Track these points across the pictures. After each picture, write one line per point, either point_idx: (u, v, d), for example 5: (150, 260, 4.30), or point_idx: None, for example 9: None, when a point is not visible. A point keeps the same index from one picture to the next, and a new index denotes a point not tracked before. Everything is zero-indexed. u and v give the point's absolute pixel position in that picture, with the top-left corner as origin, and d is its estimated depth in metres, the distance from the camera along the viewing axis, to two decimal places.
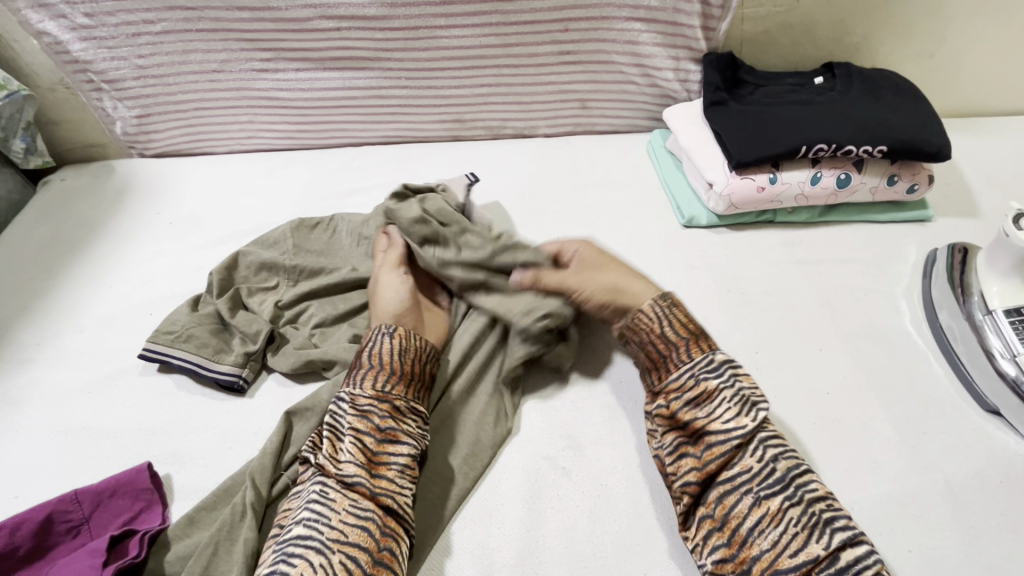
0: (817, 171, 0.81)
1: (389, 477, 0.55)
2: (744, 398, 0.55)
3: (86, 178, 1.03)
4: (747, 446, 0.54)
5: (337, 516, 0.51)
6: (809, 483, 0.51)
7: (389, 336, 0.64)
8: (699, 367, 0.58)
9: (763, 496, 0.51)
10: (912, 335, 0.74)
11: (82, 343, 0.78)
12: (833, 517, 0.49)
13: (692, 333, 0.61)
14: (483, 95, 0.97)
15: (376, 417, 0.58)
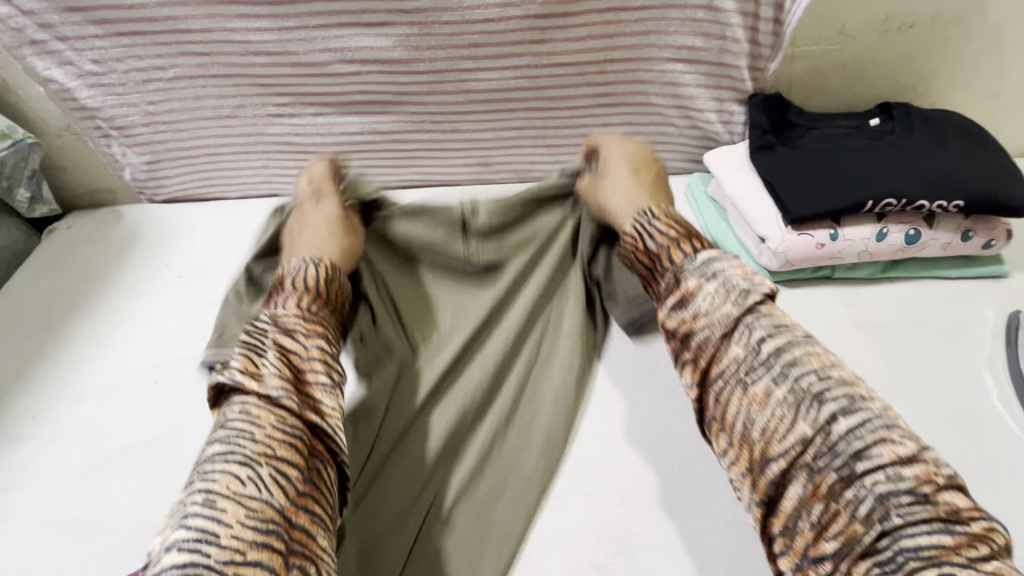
0: (883, 226, 0.74)
1: (316, 396, 0.52)
2: (732, 286, 0.52)
3: (92, 227, 0.98)
4: (737, 333, 0.51)
5: (260, 431, 0.46)
6: (800, 358, 0.48)
7: (312, 266, 0.64)
8: (682, 268, 0.56)
9: (752, 385, 0.48)
10: (1003, 414, 0.66)
11: (81, 416, 0.72)
12: (825, 389, 0.45)
13: (684, 236, 0.60)
14: (512, 138, 0.91)
15: (301, 336, 0.55)
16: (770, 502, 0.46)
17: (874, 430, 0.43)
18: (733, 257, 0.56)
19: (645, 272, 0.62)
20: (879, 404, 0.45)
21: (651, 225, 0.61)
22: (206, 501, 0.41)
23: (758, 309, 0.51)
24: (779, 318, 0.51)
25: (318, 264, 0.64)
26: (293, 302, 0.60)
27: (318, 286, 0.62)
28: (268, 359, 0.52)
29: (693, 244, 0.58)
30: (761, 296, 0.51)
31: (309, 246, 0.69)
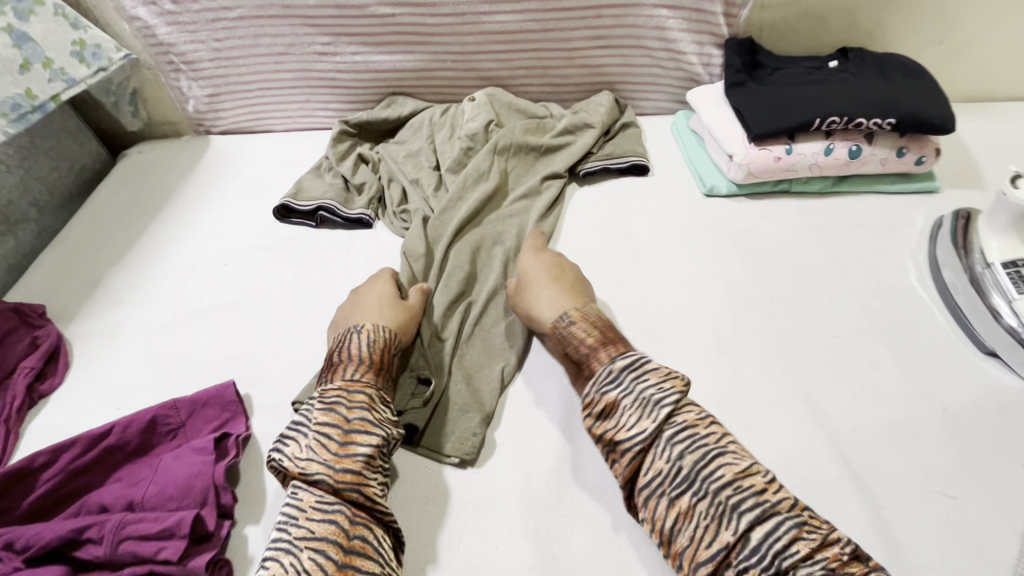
0: (830, 143, 0.88)
1: (353, 470, 0.57)
2: (647, 400, 0.58)
3: (159, 151, 1.15)
4: (655, 449, 0.56)
5: (303, 515, 0.54)
6: (714, 472, 0.53)
7: (357, 333, 0.69)
8: (600, 380, 0.62)
9: (675, 497, 0.54)
10: (917, 290, 0.81)
11: (166, 287, 0.88)
12: (739, 500, 0.51)
13: (608, 338, 0.67)
14: (521, 77, 1.06)
15: (342, 408, 0.61)
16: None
17: (723, 457, 0.55)
18: (649, 364, 0.61)
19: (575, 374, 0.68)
20: (787, 504, 0.52)
21: (569, 328, 0.68)
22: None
23: (676, 419, 0.57)
24: (693, 423, 0.57)
25: (365, 332, 0.69)
26: (338, 371, 0.65)
27: (364, 346, 0.67)
28: (308, 441, 0.59)
29: (617, 349, 0.66)
30: (672, 407, 0.56)
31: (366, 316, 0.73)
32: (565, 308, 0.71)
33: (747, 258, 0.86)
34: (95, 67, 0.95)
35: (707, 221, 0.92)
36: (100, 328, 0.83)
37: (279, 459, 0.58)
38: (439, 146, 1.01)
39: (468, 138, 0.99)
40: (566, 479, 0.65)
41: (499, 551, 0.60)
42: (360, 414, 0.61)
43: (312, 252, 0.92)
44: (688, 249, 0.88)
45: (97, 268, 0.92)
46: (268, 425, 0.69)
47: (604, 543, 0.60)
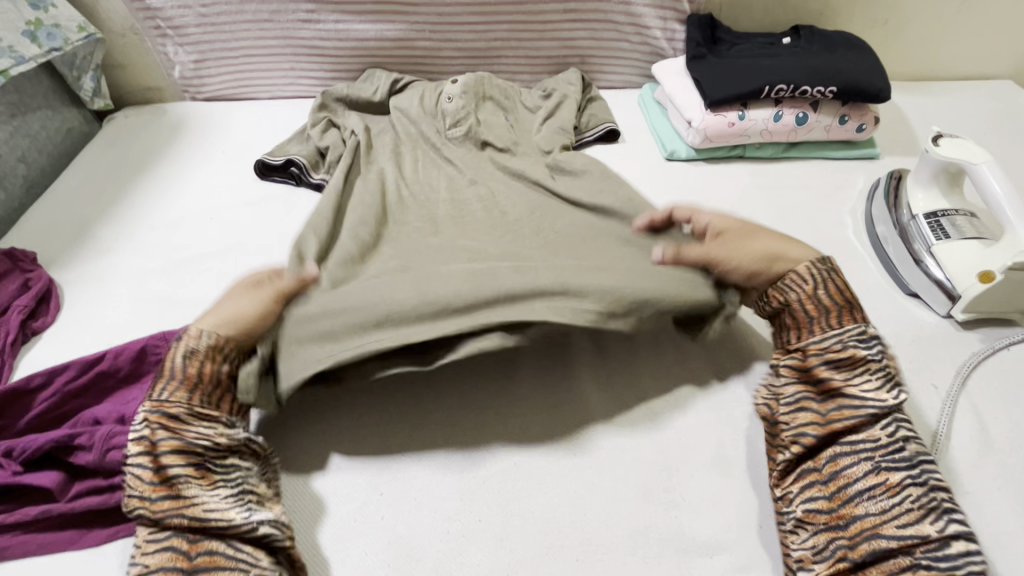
0: (779, 110, 0.96)
1: (173, 494, 0.54)
2: (886, 374, 0.61)
3: (146, 116, 1.18)
4: (881, 421, 0.59)
5: (138, 551, 0.52)
6: (937, 466, 0.56)
7: (201, 339, 0.62)
8: (848, 335, 0.63)
9: (888, 469, 0.56)
10: (852, 242, 0.88)
11: (155, 238, 0.92)
12: (953, 508, 0.53)
13: (841, 306, 0.66)
14: (496, 48, 1.12)
15: (147, 435, 0.57)
16: (861, 563, 0.53)
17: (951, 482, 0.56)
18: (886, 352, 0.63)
19: (787, 328, 0.68)
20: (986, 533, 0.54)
21: (817, 288, 0.66)
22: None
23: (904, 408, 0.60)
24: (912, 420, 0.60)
25: (187, 338, 0.62)
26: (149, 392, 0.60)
27: (178, 361, 0.61)
28: (125, 477, 0.55)
29: (850, 315, 0.65)
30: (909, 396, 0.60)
31: (206, 314, 0.67)
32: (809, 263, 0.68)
33: None
34: (48, 46, 0.97)
35: (666, 182, 0.99)
36: (91, 274, 0.87)
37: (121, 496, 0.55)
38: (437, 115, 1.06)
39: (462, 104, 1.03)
40: (527, 399, 0.70)
41: (464, 461, 0.65)
42: (163, 435, 0.57)
43: (296, 207, 0.97)
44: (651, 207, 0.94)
45: (86, 221, 0.96)
46: None
47: (562, 454, 0.66)
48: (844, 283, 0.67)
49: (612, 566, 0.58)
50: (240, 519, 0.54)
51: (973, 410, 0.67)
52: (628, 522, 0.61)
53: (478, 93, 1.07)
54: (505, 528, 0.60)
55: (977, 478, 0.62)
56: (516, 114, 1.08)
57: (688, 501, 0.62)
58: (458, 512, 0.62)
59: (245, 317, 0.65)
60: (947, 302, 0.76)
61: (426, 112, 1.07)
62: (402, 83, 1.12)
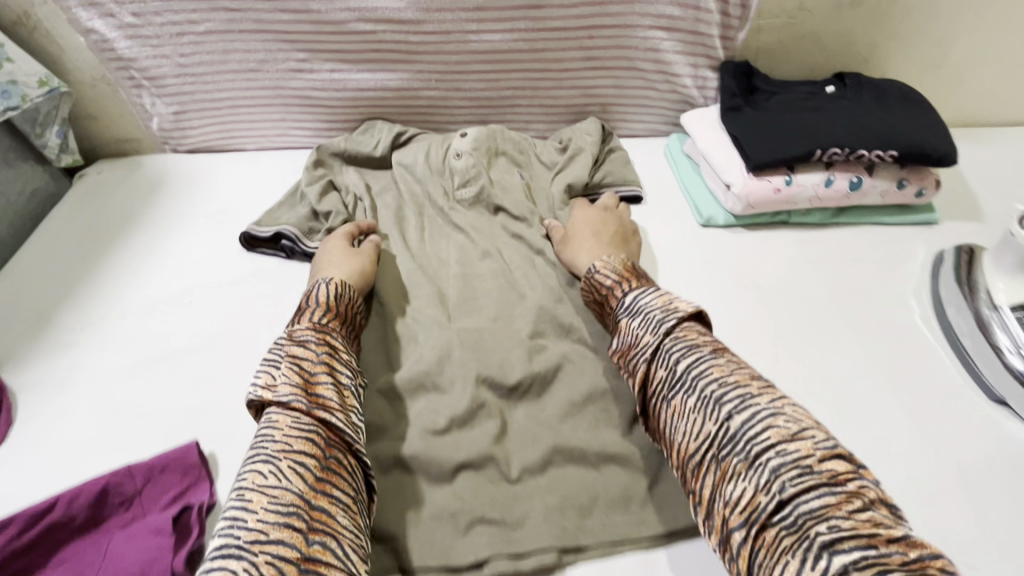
0: (830, 174, 0.85)
1: (325, 395, 0.59)
2: (661, 314, 0.62)
3: (121, 171, 1.07)
4: (658, 355, 0.60)
5: (280, 431, 0.54)
6: (704, 371, 0.56)
7: (326, 284, 0.71)
8: (645, 346, 0.61)
9: (675, 399, 0.57)
10: (921, 329, 0.78)
11: (125, 328, 0.81)
12: (723, 393, 0.54)
13: (628, 275, 0.72)
14: (508, 97, 1.01)
15: (313, 344, 0.63)
16: (699, 492, 0.52)
17: (765, 420, 0.50)
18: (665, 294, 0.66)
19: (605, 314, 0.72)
20: (767, 398, 0.53)
21: (594, 275, 0.73)
22: (239, 496, 0.49)
23: (674, 333, 0.61)
24: (692, 337, 0.60)
25: (334, 284, 0.72)
26: (305, 316, 0.68)
27: (330, 295, 0.70)
28: (282, 369, 0.60)
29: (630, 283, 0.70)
30: (677, 319, 0.61)
31: (331, 270, 0.77)
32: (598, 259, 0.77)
33: (748, 294, 0.82)
34: (4, 105, 0.86)
35: (703, 253, 0.88)
36: (50, 375, 0.75)
37: (256, 390, 0.59)
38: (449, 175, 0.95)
39: (473, 165, 0.93)
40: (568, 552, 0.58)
41: None
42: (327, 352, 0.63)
43: (287, 286, 0.85)
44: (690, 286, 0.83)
45: (48, 305, 0.84)
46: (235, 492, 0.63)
47: None
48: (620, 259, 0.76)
49: None
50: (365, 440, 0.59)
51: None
52: None
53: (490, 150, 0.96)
54: None
55: None
56: (531, 171, 0.98)
57: None
58: None
59: (366, 271, 0.79)
60: None
61: (433, 169, 0.96)
62: (404, 136, 1.02)
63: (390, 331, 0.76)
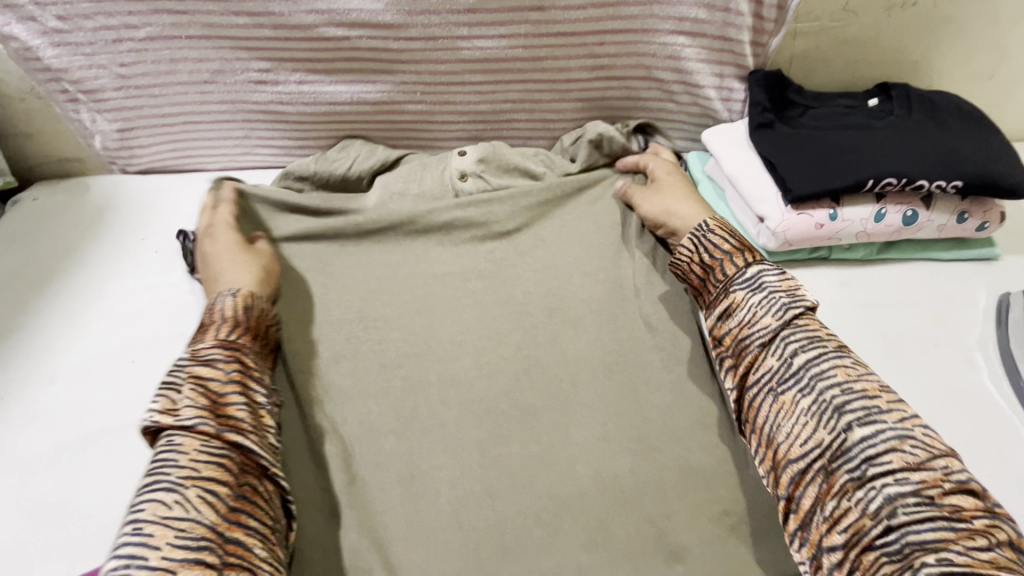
0: (881, 207, 0.73)
1: (237, 415, 0.52)
2: (774, 300, 0.59)
3: (60, 197, 0.93)
4: (772, 347, 0.57)
5: (186, 457, 0.47)
6: (827, 370, 0.53)
7: (231, 296, 0.63)
8: (756, 321, 0.59)
9: (783, 394, 0.54)
10: (991, 393, 0.67)
11: (55, 396, 0.68)
12: (846, 400, 0.50)
13: (744, 244, 0.66)
14: (506, 111, 0.88)
15: (222, 363, 0.55)
16: (792, 498, 0.51)
17: (887, 439, 0.47)
18: (776, 272, 0.62)
19: (698, 280, 0.68)
20: (897, 414, 0.49)
21: (708, 236, 0.67)
22: (135, 530, 0.43)
23: (798, 321, 0.57)
24: (817, 331, 0.56)
25: (243, 296, 0.63)
26: (209, 333, 0.59)
27: (238, 310, 0.62)
28: (184, 390, 0.52)
29: (751, 254, 0.65)
30: (801, 308, 0.57)
31: (233, 280, 0.67)
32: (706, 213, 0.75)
33: None
34: None
35: None
36: None
37: (149, 411, 0.50)
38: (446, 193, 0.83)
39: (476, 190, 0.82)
40: None
41: None
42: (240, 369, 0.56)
43: None
44: None
45: None
46: None
47: None
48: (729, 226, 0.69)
49: None
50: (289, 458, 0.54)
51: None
52: None
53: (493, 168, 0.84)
54: None
55: None
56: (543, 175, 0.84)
57: None
58: None
59: (266, 267, 0.71)
60: None
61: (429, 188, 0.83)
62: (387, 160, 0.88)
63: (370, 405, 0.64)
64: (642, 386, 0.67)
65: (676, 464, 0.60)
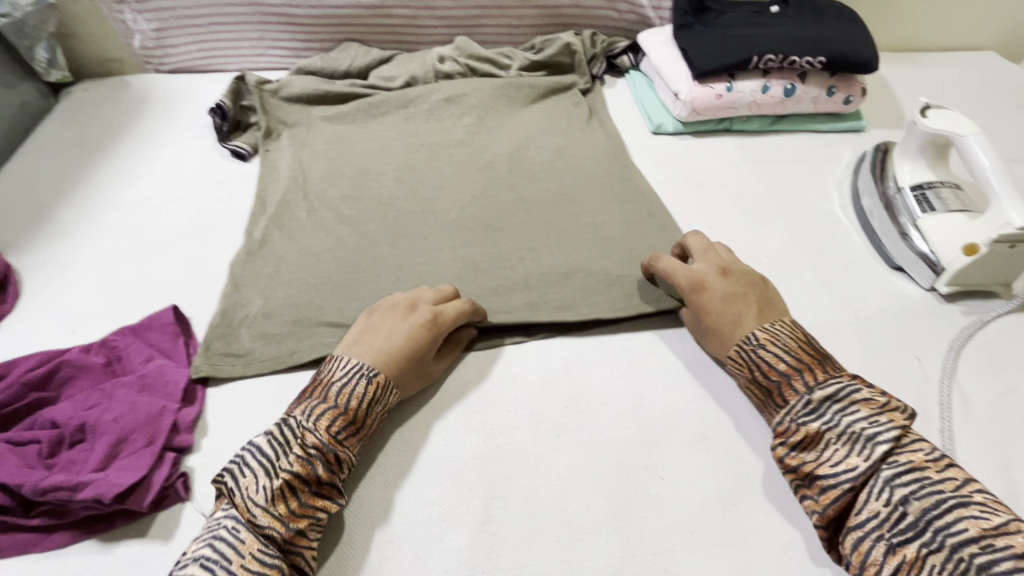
0: (767, 81, 0.95)
1: (304, 529, 0.53)
2: (855, 435, 0.54)
3: (104, 89, 1.11)
4: (868, 488, 0.53)
5: (239, 561, 0.49)
6: (953, 524, 0.48)
7: (366, 380, 0.61)
8: (853, 454, 0.54)
9: (896, 544, 0.50)
10: (839, 216, 0.88)
11: (120, 220, 0.88)
12: (990, 560, 0.45)
13: (806, 361, 0.60)
14: (478, 16, 1.08)
15: (320, 465, 0.55)
16: None
17: None
18: (857, 393, 0.57)
19: (760, 400, 0.63)
20: None
21: (758, 351, 0.63)
22: None
23: (893, 459, 0.53)
24: (920, 465, 0.52)
25: (374, 385, 0.61)
26: (326, 417, 0.58)
27: (361, 399, 0.60)
28: (267, 482, 0.53)
29: (813, 374, 0.59)
30: (888, 447, 0.53)
31: (375, 345, 0.64)
32: (758, 323, 0.65)
33: (689, 189, 0.91)
34: None
35: (653, 156, 0.97)
36: (53, 257, 0.83)
37: (230, 485, 0.53)
38: (429, 77, 1.06)
39: (451, 75, 1.06)
40: (511, 381, 0.70)
41: (444, 444, 0.65)
42: (336, 476, 0.56)
43: (267, 184, 0.92)
44: (639, 180, 0.92)
45: (44, 203, 0.91)
46: (211, 335, 0.73)
47: (545, 432, 0.66)
48: (810, 340, 0.64)
49: (594, 544, 0.58)
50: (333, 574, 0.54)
51: (963, 396, 0.68)
52: (608, 500, 0.60)
53: (467, 58, 1.07)
54: (487, 511, 0.60)
55: (960, 446, 0.64)
56: (506, 69, 1.07)
57: (669, 477, 0.62)
58: (441, 496, 0.61)
59: (416, 341, 0.66)
60: (931, 275, 0.76)
61: (418, 73, 1.05)
62: (380, 59, 1.08)
63: (372, 229, 0.86)
64: (575, 213, 0.88)
65: (595, 258, 0.82)
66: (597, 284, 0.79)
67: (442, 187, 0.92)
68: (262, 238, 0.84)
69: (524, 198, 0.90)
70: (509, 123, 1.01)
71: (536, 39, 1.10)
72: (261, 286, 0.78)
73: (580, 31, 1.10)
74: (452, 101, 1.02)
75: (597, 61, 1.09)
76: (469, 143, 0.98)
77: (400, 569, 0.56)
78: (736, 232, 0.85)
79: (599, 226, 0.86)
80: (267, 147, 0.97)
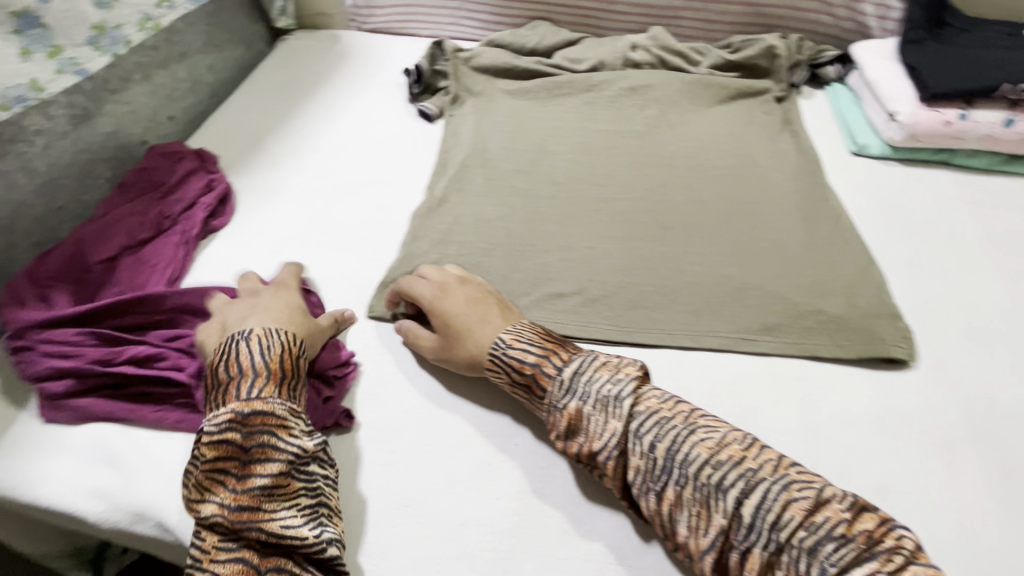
0: (1010, 115, 0.84)
1: (247, 503, 0.52)
2: (606, 399, 0.56)
3: (311, 40, 1.22)
4: (627, 445, 0.54)
5: (206, 558, 0.51)
6: (691, 454, 0.51)
7: (244, 340, 0.61)
8: (601, 412, 0.56)
9: (662, 491, 0.51)
10: None
11: (317, 160, 0.97)
12: (721, 478, 0.50)
13: (551, 348, 0.61)
14: (676, 7, 1.05)
15: (237, 436, 0.54)
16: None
17: (782, 491, 0.48)
18: (597, 360, 0.59)
19: (524, 400, 0.61)
20: (769, 466, 0.50)
21: (509, 352, 0.61)
22: None
23: (637, 409, 0.55)
24: (659, 410, 0.55)
25: (257, 337, 0.61)
26: (232, 391, 0.57)
27: (257, 356, 0.59)
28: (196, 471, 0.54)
29: (560, 356, 0.60)
30: (631, 399, 0.56)
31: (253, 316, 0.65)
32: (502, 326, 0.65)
33: (894, 221, 0.82)
34: None
35: (852, 179, 0.88)
36: (263, 184, 0.93)
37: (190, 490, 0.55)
38: (615, 63, 1.04)
39: (639, 64, 1.04)
40: (672, 384, 0.67)
41: None
42: (259, 439, 0.55)
43: (448, 147, 0.96)
44: (832, 201, 0.84)
45: (257, 134, 1.02)
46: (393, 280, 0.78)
47: None
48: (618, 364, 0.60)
49: None
50: (311, 537, 0.52)
51: None
52: None
53: (659, 48, 1.04)
54: None
55: None
56: (697, 64, 1.03)
57: None
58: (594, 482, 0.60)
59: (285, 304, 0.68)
60: None
61: (606, 58, 1.04)
62: (568, 40, 1.09)
63: (542, 206, 0.87)
64: (754, 224, 0.83)
65: (770, 273, 0.77)
66: (770, 300, 0.74)
67: (618, 177, 0.91)
68: (441, 197, 0.88)
69: (701, 200, 0.86)
70: (691, 120, 0.97)
71: (734, 37, 1.04)
72: (436, 242, 0.82)
73: (787, 34, 1.02)
74: (637, 90, 1.00)
75: (799, 68, 1.01)
76: (648, 136, 0.96)
77: (552, 542, 0.56)
78: (939, 275, 0.76)
79: (778, 242, 0.80)
80: (452, 113, 1.02)
